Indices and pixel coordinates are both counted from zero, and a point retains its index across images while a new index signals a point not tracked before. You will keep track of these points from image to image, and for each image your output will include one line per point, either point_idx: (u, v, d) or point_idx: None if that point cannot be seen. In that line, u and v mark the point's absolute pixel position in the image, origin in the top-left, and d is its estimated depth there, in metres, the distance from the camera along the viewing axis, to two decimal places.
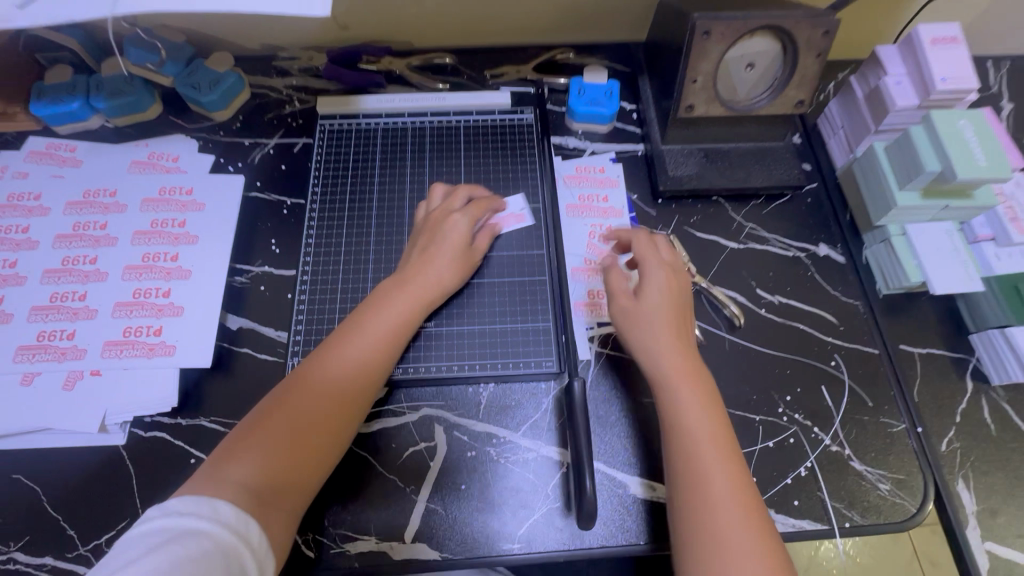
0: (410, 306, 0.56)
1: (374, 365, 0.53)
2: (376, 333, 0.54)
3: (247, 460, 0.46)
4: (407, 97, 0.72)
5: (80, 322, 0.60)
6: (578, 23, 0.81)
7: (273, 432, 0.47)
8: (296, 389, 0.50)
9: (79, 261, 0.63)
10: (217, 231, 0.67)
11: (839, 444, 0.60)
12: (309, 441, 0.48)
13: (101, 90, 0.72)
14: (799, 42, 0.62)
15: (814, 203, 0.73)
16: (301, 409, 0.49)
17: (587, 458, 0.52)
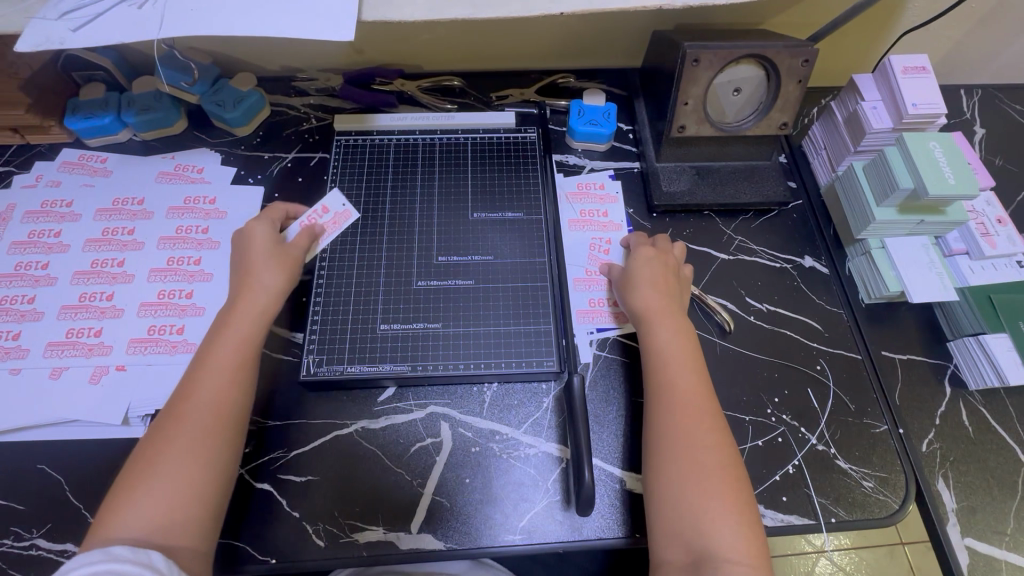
0: (245, 327, 0.57)
1: (225, 394, 0.53)
2: (223, 358, 0.55)
3: (138, 504, 0.47)
4: (419, 116, 0.77)
5: (107, 321, 0.63)
6: (578, 50, 0.87)
7: (152, 478, 0.48)
8: (167, 428, 0.51)
9: (107, 264, 0.67)
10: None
11: (824, 444, 0.63)
12: (190, 478, 0.49)
13: (132, 106, 0.77)
14: (781, 69, 0.67)
15: (799, 219, 0.78)
16: (172, 448, 0.50)
17: (587, 451, 0.55)
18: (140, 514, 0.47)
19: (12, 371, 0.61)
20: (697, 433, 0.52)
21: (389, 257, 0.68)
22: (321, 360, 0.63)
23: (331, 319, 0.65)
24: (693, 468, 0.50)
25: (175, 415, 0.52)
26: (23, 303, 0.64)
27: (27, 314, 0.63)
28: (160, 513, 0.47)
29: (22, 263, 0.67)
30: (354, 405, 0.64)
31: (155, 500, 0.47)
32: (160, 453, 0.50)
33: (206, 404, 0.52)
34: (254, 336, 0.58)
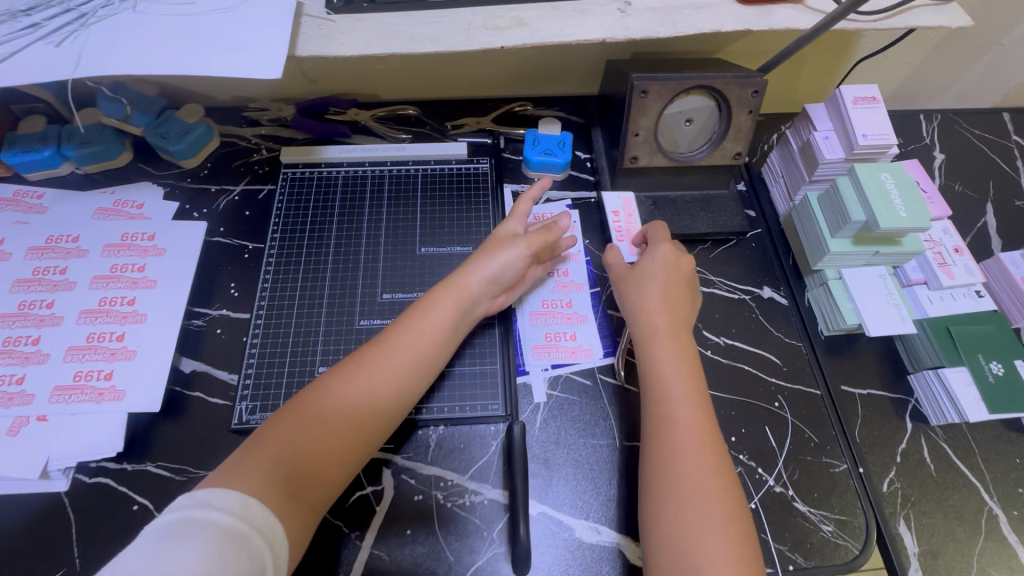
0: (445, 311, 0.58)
1: (409, 377, 0.55)
2: (427, 337, 0.57)
3: (276, 449, 0.47)
4: (367, 147, 0.75)
5: (30, 367, 0.60)
6: (534, 78, 0.86)
7: (299, 431, 0.48)
8: (339, 389, 0.51)
9: (35, 306, 0.64)
10: (177, 275, 0.68)
11: (782, 485, 0.61)
12: (338, 440, 0.50)
13: (73, 139, 0.75)
14: (731, 100, 0.66)
15: (758, 247, 0.76)
16: (337, 406, 0.51)
17: (521, 506, 0.56)
18: (275, 459, 0.46)
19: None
20: (696, 454, 0.51)
21: (333, 293, 0.66)
22: (254, 407, 0.60)
23: (267, 362, 0.62)
24: (686, 489, 0.49)
25: (353, 379, 0.52)
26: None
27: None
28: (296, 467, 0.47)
29: None
30: None
31: (298, 450, 0.47)
32: (313, 407, 0.50)
33: (378, 377, 0.53)
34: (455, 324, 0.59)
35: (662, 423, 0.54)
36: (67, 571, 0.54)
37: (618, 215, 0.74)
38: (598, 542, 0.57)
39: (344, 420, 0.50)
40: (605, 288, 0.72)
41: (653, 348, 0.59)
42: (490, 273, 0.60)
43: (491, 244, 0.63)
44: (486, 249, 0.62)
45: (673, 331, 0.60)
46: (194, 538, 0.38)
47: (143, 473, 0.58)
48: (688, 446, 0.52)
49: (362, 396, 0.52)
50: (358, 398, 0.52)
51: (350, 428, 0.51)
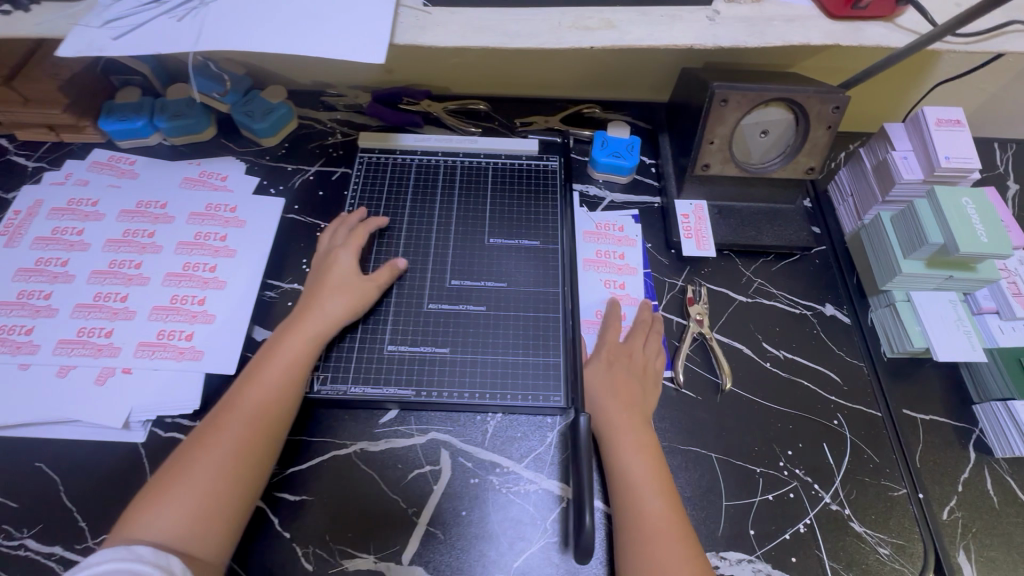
0: (300, 349, 0.59)
1: (263, 424, 0.54)
2: (256, 394, 0.55)
3: (171, 505, 0.49)
4: (442, 138, 0.77)
5: (118, 322, 0.64)
6: (605, 82, 0.87)
7: (190, 488, 0.50)
8: (204, 435, 0.53)
9: (124, 265, 0.67)
10: (256, 248, 0.71)
11: (839, 503, 0.60)
12: (225, 491, 0.50)
13: (165, 112, 0.79)
14: (811, 114, 0.66)
15: (822, 264, 0.76)
16: (203, 459, 0.51)
17: (588, 495, 0.53)
18: (165, 517, 0.48)
19: (22, 368, 0.61)
20: (651, 501, 0.53)
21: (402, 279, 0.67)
22: (327, 377, 0.62)
23: (339, 337, 0.64)
24: (647, 534, 0.51)
25: (210, 424, 0.54)
26: (39, 300, 0.64)
27: (41, 313, 0.64)
28: (188, 522, 0.48)
29: (42, 258, 0.67)
30: (354, 426, 0.62)
31: (189, 502, 0.49)
32: (189, 455, 0.52)
33: (250, 418, 0.54)
34: (305, 358, 0.59)
35: (631, 520, 0.52)
36: None
37: (687, 218, 0.76)
38: None
39: (210, 473, 0.51)
40: (665, 294, 0.72)
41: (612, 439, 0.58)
42: (326, 318, 0.60)
43: (311, 289, 0.63)
44: (339, 288, 0.62)
45: (636, 416, 0.59)
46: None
47: None
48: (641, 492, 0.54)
49: (237, 439, 0.52)
50: (232, 441, 0.52)
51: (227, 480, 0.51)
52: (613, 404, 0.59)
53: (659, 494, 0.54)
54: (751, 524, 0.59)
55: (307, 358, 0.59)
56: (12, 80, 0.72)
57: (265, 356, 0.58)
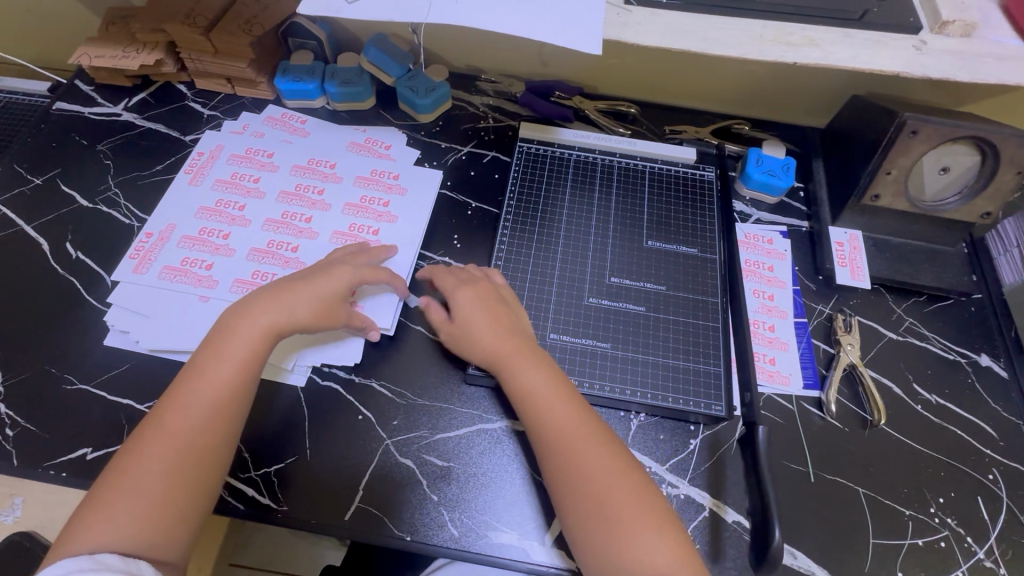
0: (248, 348, 0.55)
1: (205, 429, 0.51)
2: (199, 396, 0.52)
3: (117, 507, 0.47)
4: (602, 136, 0.78)
5: (303, 240, 0.69)
6: (759, 99, 0.87)
7: (134, 492, 0.48)
8: (166, 431, 0.50)
9: (295, 218, 0.71)
10: (414, 218, 0.73)
11: (993, 561, 0.58)
12: (173, 499, 0.48)
13: (336, 77, 0.82)
14: (1003, 156, 0.64)
15: (978, 313, 0.73)
16: (145, 461, 0.49)
17: (775, 509, 0.52)
18: (115, 523, 0.46)
19: (202, 301, 0.64)
20: (616, 499, 0.50)
21: (565, 270, 0.68)
22: None
23: None
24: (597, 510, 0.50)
25: (160, 421, 0.51)
26: (219, 240, 0.68)
27: (221, 252, 0.67)
28: (149, 525, 0.47)
29: (222, 201, 0.71)
30: (500, 405, 0.64)
31: (150, 502, 0.48)
32: (141, 455, 0.49)
33: (203, 417, 0.51)
34: (259, 352, 0.56)
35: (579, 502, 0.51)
36: (300, 457, 0.60)
37: (841, 247, 0.75)
38: (794, 566, 0.57)
39: (149, 474, 0.49)
40: (812, 319, 0.71)
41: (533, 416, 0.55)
42: (289, 319, 0.57)
43: (288, 282, 0.60)
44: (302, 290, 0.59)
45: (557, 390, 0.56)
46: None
47: (369, 388, 0.64)
48: (592, 486, 0.51)
49: (194, 438, 0.50)
50: (182, 442, 0.50)
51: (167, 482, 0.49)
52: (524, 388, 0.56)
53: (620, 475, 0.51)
54: (899, 566, 0.57)
55: (258, 355, 0.55)
56: (209, 32, 0.77)
57: (210, 347, 0.55)
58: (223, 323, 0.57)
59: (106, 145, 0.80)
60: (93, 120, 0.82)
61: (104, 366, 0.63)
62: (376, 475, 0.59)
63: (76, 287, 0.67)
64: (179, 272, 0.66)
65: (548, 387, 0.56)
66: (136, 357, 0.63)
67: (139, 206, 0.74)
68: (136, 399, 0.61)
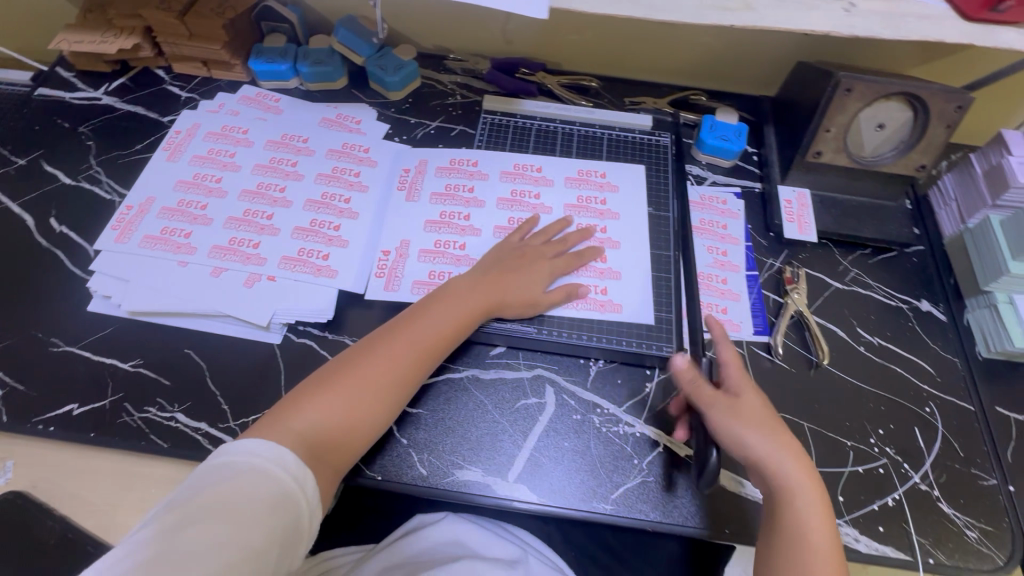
0: (472, 309, 0.63)
1: (412, 366, 0.59)
2: (420, 334, 0.60)
3: (320, 403, 0.54)
4: (562, 107, 0.84)
5: (468, 237, 0.73)
6: (713, 71, 0.91)
7: (337, 392, 0.55)
8: (350, 386, 0.56)
9: (459, 189, 0.76)
10: (634, 212, 0.76)
11: (928, 484, 0.62)
12: (363, 409, 0.56)
13: (308, 58, 0.86)
14: (932, 111, 0.68)
15: (919, 263, 0.77)
16: (357, 375, 0.56)
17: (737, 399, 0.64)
18: (316, 417, 0.53)
19: (386, 290, 0.69)
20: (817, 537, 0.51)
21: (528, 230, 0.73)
22: None
23: None
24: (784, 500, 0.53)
25: (378, 344, 0.59)
26: (385, 237, 0.72)
27: (395, 244, 0.72)
28: (337, 427, 0.54)
29: (200, 173, 0.74)
30: (467, 356, 0.67)
31: (347, 403, 0.55)
32: (360, 366, 0.57)
33: (414, 351, 0.59)
34: (468, 323, 0.63)
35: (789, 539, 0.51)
36: None
37: (790, 204, 0.79)
38: (741, 493, 0.60)
39: (360, 387, 0.56)
40: (762, 272, 0.75)
41: (771, 467, 0.54)
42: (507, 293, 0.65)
43: (503, 266, 0.67)
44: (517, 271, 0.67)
45: (800, 452, 0.55)
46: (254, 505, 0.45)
47: (342, 344, 0.67)
48: (802, 516, 0.52)
49: (383, 385, 0.57)
50: (393, 365, 0.58)
51: (371, 394, 0.56)
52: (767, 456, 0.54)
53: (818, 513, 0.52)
54: (840, 491, 0.61)
55: (466, 326, 0.63)
56: (184, 15, 0.80)
57: (436, 300, 0.63)
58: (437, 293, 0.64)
59: (87, 127, 0.83)
60: (74, 104, 0.85)
61: (89, 328, 0.66)
62: None
63: (59, 258, 0.71)
64: (159, 240, 0.69)
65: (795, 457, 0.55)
66: (119, 320, 0.66)
67: (120, 182, 0.77)
68: (119, 359, 0.64)
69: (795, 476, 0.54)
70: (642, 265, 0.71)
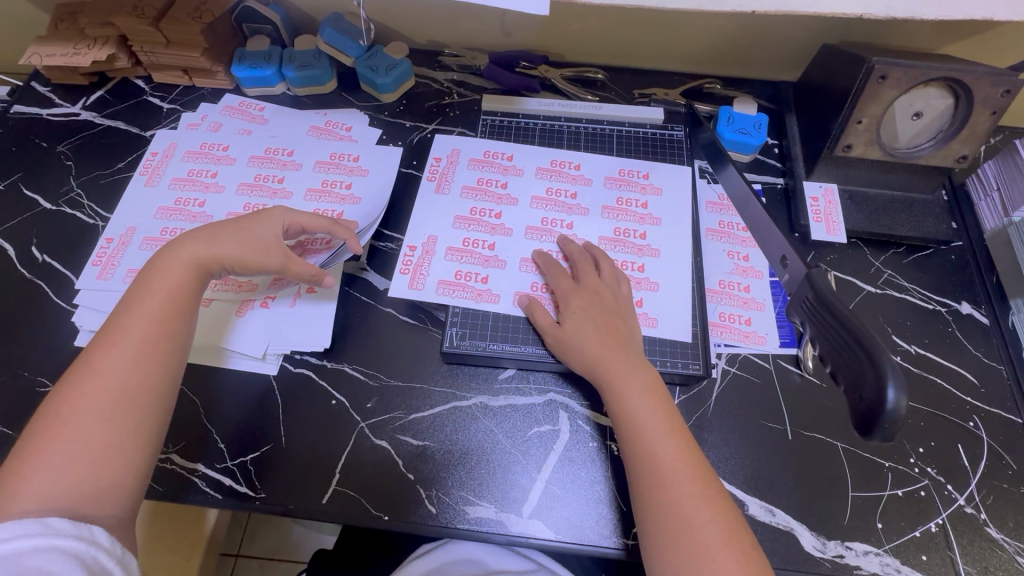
0: (180, 281, 0.55)
1: (132, 368, 0.50)
2: (127, 329, 0.52)
3: (63, 459, 0.46)
4: (566, 103, 0.78)
5: (498, 236, 0.69)
6: (729, 56, 0.84)
7: (76, 435, 0.47)
8: (64, 405, 0.48)
9: (492, 184, 0.73)
10: (677, 216, 0.71)
11: (974, 507, 0.57)
12: (111, 444, 0.47)
13: (293, 61, 0.80)
14: (976, 97, 0.62)
15: (957, 261, 0.72)
16: (69, 409, 0.48)
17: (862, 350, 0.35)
18: (64, 470, 0.45)
19: (411, 288, 0.66)
20: (682, 482, 0.49)
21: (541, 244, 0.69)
22: (464, 333, 0.64)
23: (473, 311, 0.65)
24: (661, 480, 0.50)
25: (86, 364, 0.50)
26: (412, 231, 0.69)
27: (422, 240, 0.69)
28: (83, 475, 0.46)
29: (181, 198, 0.70)
30: (474, 381, 0.64)
31: (90, 444, 0.47)
32: (66, 406, 0.48)
33: (128, 354, 0.51)
34: (188, 285, 0.56)
35: (651, 483, 0.50)
36: (274, 447, 0.59)
37: (816, 202, 0.73)
38: (774, 524, 0.56)
39: (77, 421, 0.47)
40: None
41: (611, 393, 0.56)
42: (211, 249, 0.57)
43: (222, 224, 0.60)
44: (239, 229, 0.59)
45: (653, 386, 0.56)
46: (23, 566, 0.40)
47: (341, 372, 0.64)
48: (664, 468, 0.50)
49: (118, 384, 0.49)
50: (111, 379, 0.49)
51: (93, 420, 0.47)
52: (599, 373, 0.57)
53: (682, 454, 0.51)
54: (878, 517, 0.57)
55: (187, 290, 0.55)
56: (159, 22, 0.75)
57: (137, 291, 0.54)
58: (151, 263, 0.56)
59: (66, 146, 0.79)
60: (52, 121, 0.81)
61: None
62: (351, 458, 0.59)
63: (42, 290, 0.67)
64: None
65: (658, 405, 0.54)
66: None
67: (103, 205, 0.73)
68: None
69: (646, 414, 0.53)
70: (678, 278, 0.67)
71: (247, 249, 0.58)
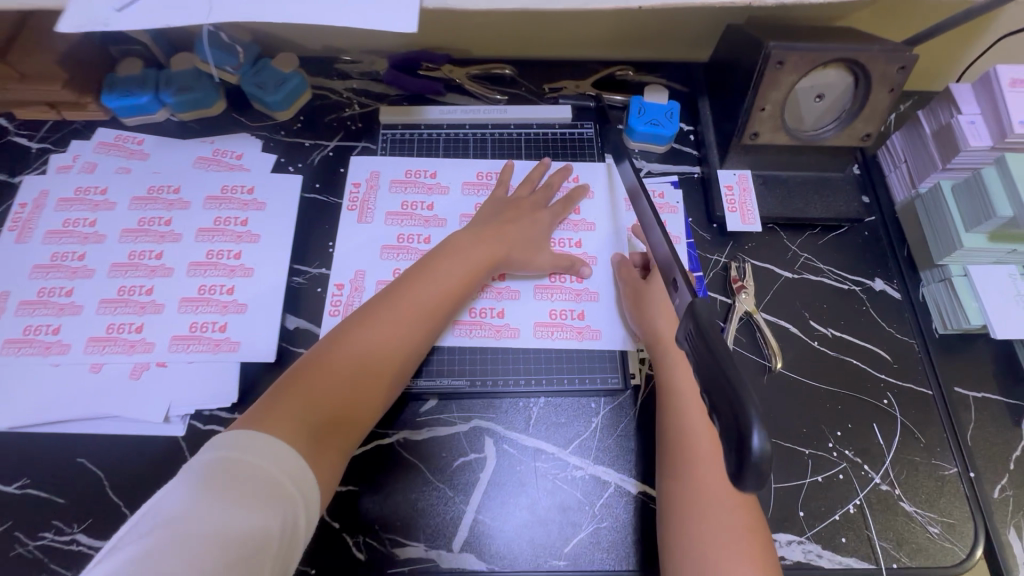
0: (470, 268, 0.62)
1: (417, 336, 0.56)
2: (419, 302, 0.57)
3: (300, 416, 0.47)
4: (469, 109, 0.76)
5: None
6: (638, 41, 0.81)
7: (315, 400, 0.48)
8: (305, 366, 0.51)
9: (417, 207, 0.71)
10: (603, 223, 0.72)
11: (889, 483, 0.60)
12: (344, 405, 0.50)
13: (171, 84, 0.74)
14: (873, 75, 0.61)
15: (871, 236, 0.72)
16: (316, 378, 0.50)
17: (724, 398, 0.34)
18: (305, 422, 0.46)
19: None
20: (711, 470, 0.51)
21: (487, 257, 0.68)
22: None
23: None
24: (693, 458, 0.52)
25: (368, 335, 0.54)
26: (337, 268, 0.67)
27: (348, 277, 0.66)
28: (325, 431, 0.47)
29: (58, 253, 0.65)
30: (394, 416, 0.61)
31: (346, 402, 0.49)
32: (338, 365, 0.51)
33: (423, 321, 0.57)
34: (468, 277, 0.61)
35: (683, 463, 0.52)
36: None
37: (731, 190, 0.72)
38: None
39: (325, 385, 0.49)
40: (709, 271, 0.70)
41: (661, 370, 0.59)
42: (503, 249, 0.64)
43: (500, 223, 0.66)
44: (515, 222, 0.67)
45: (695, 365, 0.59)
46: (222, 481, 0.39)
47: None
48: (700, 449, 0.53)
49: (381, 353, 0.54)
50: (395, 347, 0.54)
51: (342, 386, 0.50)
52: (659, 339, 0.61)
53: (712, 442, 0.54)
54: (800, 505, 0.59)
55: (469, 279, 0.61)
56: None
57: (417, 275, 0.59)
58: (430, 255, 0.62)
59: None
60: None
61: None
62: None
63: None
64: (23, 341, 0.60)
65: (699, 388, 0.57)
66: None
67: None
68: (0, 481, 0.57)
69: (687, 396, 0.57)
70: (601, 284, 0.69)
71: (525, 248, 0.66)
